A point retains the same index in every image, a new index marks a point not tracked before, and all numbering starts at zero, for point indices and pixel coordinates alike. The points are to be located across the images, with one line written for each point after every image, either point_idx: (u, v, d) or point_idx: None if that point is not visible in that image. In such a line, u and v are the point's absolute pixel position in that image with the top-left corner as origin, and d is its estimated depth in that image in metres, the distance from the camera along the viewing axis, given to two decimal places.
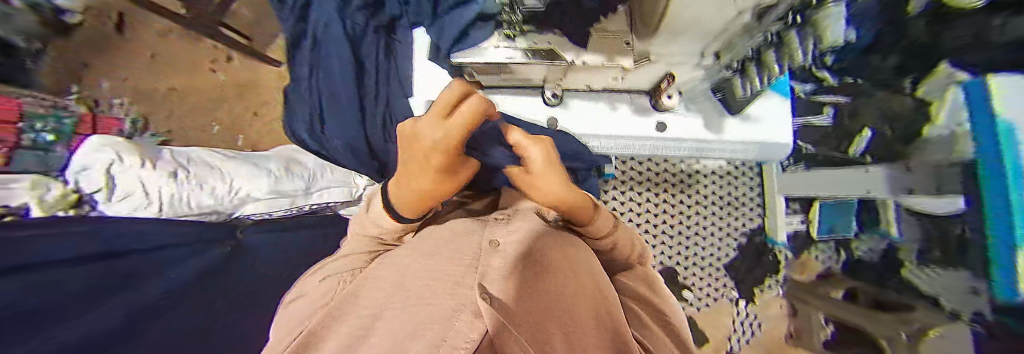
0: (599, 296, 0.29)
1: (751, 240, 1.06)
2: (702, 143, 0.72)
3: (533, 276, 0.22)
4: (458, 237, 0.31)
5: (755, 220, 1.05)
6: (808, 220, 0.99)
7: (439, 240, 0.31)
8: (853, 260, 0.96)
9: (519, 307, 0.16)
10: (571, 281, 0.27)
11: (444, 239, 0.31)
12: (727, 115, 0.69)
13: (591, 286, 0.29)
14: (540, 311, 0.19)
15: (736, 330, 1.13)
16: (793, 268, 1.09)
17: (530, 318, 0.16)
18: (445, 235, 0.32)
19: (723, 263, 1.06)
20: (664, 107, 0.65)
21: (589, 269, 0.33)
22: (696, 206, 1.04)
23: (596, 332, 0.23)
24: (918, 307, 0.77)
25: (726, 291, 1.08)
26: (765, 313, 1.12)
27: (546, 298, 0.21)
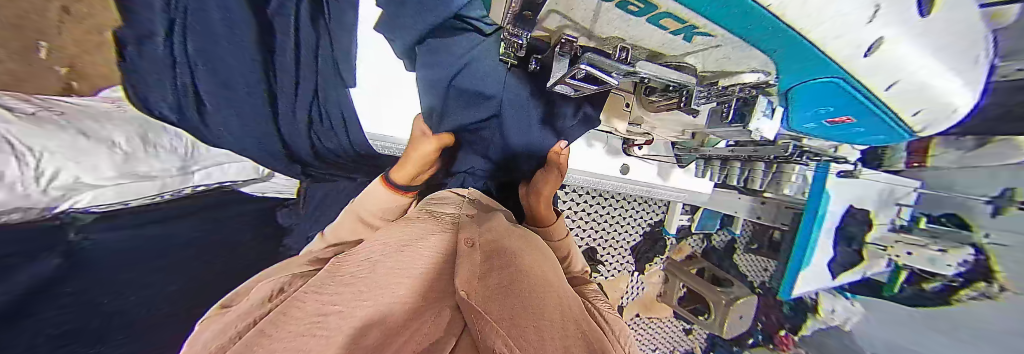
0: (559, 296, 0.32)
1: (653, 229, 1.26)
2: (654, 187, 0.82)
3: (511, 282, 0.30)
4: (475, 235, 0.40)
5: (658, 215, 1.25)
6: (692, 218, 1.23)
7: (402, 239, 0.37)
8: (712, 248, 1.31)
9: (491, 306, 0.25)
10: (537, 282, 0.32)
11: (409, 238, 0.37)
12: (676, 168, 0.81)
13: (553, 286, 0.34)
14: (512, 304, 0.27)
15: (627, 292, 1.29)
16: (672, 251, 1.32)
17: (502, 313, 0.25)
18: (411, 233, 0.38)
19: (630, 245, 1.24)
20: (631, 152, 0.74)
21: (545, 267, 0.39)
22: (619, 199, 1.15)
23: (558, 307, 0.29)
24: (735, 283, 1.17)
25: (626, 266, 1.26)
26: (648, 281, 1.34)
27: (521, 292, 0.29)
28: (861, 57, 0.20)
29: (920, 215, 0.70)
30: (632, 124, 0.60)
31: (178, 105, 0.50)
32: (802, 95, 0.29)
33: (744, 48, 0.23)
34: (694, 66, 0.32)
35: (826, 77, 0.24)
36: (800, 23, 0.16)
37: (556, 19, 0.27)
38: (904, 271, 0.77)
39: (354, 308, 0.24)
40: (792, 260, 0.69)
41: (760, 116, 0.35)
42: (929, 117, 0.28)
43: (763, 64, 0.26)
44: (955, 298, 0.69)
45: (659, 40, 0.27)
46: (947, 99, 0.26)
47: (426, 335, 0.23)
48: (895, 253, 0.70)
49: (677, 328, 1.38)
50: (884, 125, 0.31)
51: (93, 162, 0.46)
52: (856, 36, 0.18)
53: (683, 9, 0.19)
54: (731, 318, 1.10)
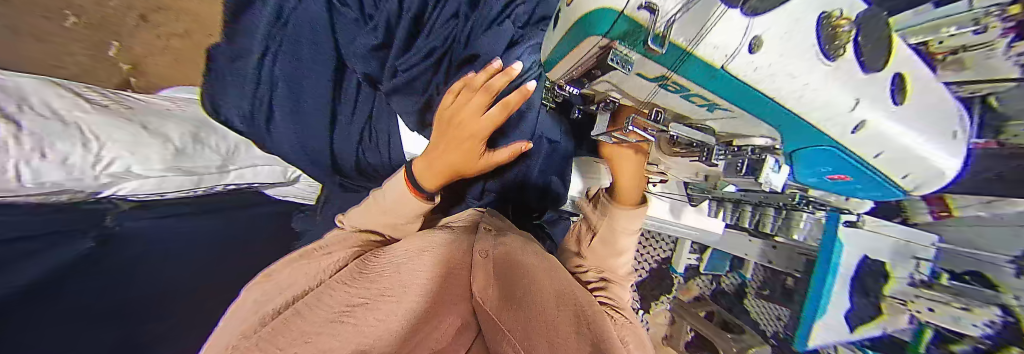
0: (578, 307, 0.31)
1: (661, 266, 1.30)
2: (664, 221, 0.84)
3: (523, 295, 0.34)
4: (489, 239, 0.42)
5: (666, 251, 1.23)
6: (700, 258, 1.20)
7: (423, 242, 0.39)
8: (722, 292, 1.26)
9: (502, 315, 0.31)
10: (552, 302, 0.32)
11: (428, 243, 0.39)
12: (687, 205, 0.83)
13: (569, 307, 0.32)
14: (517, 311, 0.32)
15: None
16: (680, 291, 1.27)
17: (508, 322, 0.30)
18: (429, 236, 0.41)
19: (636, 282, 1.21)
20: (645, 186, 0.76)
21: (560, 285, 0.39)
22: None
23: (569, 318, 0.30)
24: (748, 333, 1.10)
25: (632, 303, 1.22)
26: (655, 322, 1.27)
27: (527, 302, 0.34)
28: (850, 135, 0.18)
29: None
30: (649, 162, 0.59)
31: (250, 115, 0.57)
32: (805, 158, 0.27)
33: (757, 122, 0.23)
34: (712, 129, 0.31)
35: (823, 148, 0.21)
36: (798, 109, 0.16)
37: (604, 85, 0.29)
38: None
39: (380, 301, 0.31)
40: (801, 308, 0.67)
41: (770, 172, 0.29)
42: (932, 187, 0.26)
43: (771, 133, 0.25)
44: None
45: (685, 108, 0.27)
46: (938, 165, 0.21)
47: (439, 339, 0.32)
48: None
49: None
50: (887, 188, 0.30)
51: (145, 153, 0.48)
52: (844, 119, 0.17)
53: (707, 92, 0.19)
54: None
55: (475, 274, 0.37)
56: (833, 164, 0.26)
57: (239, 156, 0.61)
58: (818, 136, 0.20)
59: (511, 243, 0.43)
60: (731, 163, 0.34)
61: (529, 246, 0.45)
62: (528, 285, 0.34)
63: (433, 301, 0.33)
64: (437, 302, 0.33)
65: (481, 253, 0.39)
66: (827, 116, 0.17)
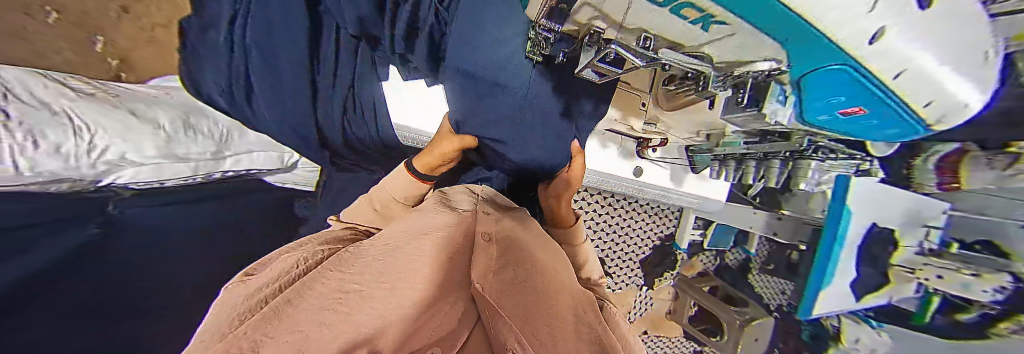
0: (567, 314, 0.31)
1: (664, 242, 1.21)
2: (667, 192, 0.82)
3: (521, 282, 0.31)
4: (494, 232, 0.41)
5: (669, 227, 1.21)
6: (704, 233, 1.18)
7: (420, 227, 0.37)
8: (724, 265, 1.25)
9: (504, 303, 0.26)
10: (539, 291, 0.32)
11: (426, 227, 0.37)
12: (690, 173, 0.80)
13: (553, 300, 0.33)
14: (524, 303, 0.28)
15: (635, 307, 1.24)
16: (683, 266, 1.26)
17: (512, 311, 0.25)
18: (430, 221, 0.39)
19: (638, 258, 1.19)
20: (646, 156, 0.73)
21: (553, 268, 0.40)
22: (629, 209, 1.13)
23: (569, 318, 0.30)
24: (751, 305, 1.10)
25: (635, 279, 1.21)
26: (658, 297, 1.28)
27: (528, 292, 0.30)
28: (865, 44, 0.19)
29: (954, 241, 0.69)
30: (647, 123, 0.61)
31: (228, 91, 0.53)
32: (812, 84, 0.29)
33: (758, 36, 0.23)
34: (711, 57, 0.31)
35: (835, 64, 0.23)
36: (812, 10, 0.16)
37: (588, 11, 0.28)
38: (936, 300, 0.76)
39: (374, 287, 0.27)
40: (812, 274, 0.66)
41: (772, 103, 0.36)
42: (942, 110, 0.27)
43: (774, 54, 0.26)
44: (993, 332, 0.69)
45: (678, 30, 0.26)
46: (956, 92, 0.25)
47: (439, 323, 0.23)
48: (924, 277, 0.67)
49: (687, 349, 1.31)
50: (898, 119, 0.30)
51: (138, 141, 0.48)
52: (858, 24, 0.18)
53: (702, 0, 0.19)
54: (747, 341, 1.04)
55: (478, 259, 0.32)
56: (843, 90, 0.27)
57: (233, 141, 0.63)
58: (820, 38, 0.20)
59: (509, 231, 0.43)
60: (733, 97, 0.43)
61: (524, 231, 0.46)
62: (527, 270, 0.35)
63: (441, 282, 0.28)
64: (444, 283, 0.28)
65: (485, 238, 0.38)
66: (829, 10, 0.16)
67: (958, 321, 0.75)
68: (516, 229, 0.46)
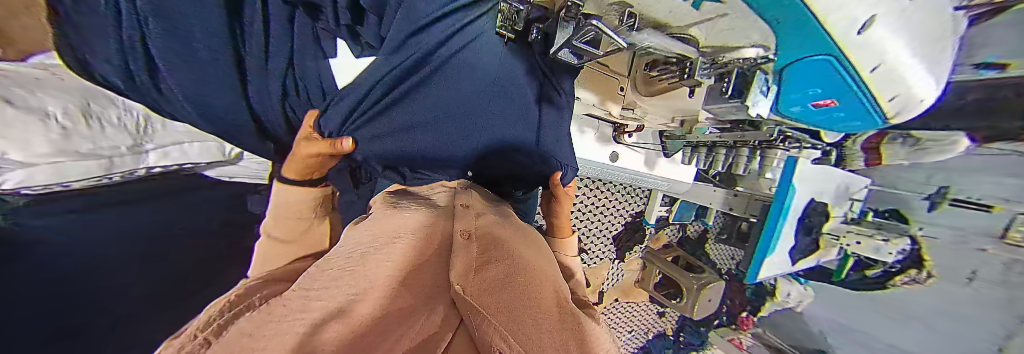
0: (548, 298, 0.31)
1: (634, 219, 1.28)
2: (640, 175, 0.84)
3: (507, 280, 0.30)
4: (475, 227, 0.38)
5: (640, 206, 1.26)
6: (670, 209, 1.25)
7: (398, 230, 0.35)
8: (686, 237, 1.37)
9: (490, 302, 0.24)
10: (528, 286, 0.31)
11: (403, 231, 0.34)
12: (662, 157, 0.83)
13: (538, 287, 0.32)
14: (510, 299, 0.26)
15: (608, 278, 1.34)
16: (651, 240, 1.36)
17: (498, 309, 0.24)
18: (403, 224, 0.36)
19: (611, 235, 1.26)
20: (623, 140, 0.74)
21: (527, 254, 0.39)
22: (602, 191, 1.16)
23: (542, 303, 0.30)
24: (707, 271, 1.23)
25: (608, 254, 1.29)
26: (628, 269, 1.38)
27: (513, 290, 0.28)
28: (854, 36, 0.19)
29: (869, 210, 0.79)
30: (625, 108, 0.59)
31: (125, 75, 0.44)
32: (792, 74, 0.29)
33: (748, 17, 0.22)
34: (697, 39, 0.30)
35: (821, 56, 0.23)
36: None
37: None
38: (853, 260, 0.87)
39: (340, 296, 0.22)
40: (762, 241, 0.74)
41: (756, 94, 0.33)
42: (905, 109, 0.30)
43: (764, 39, 0.25)
44: (890, 283, 0.84)
45: (664, 9, 0.24)
46: (919, 94, 0.28)
47: (422, 329, 0.22)
48: (846, 242, 0.76)
49: (651, 310, 1.47)
50: (863, 114, 0.32)
51: (22, 137, 0.42)
52: (853, 11, 0.17)
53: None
54: (702, 302, 1.17)
55: (457, 258, 0.30)
56: (816, 83, 0.28)
57: (153, 134, 0.57)
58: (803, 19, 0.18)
59: (485, 227, 0.40)
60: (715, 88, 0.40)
61: (505, 225, 0.45)
62: (510, 263, 0.33)
63: (404, 282, 0.27)
64: (410, 284, 0.27)
65: (465, 235, 0.35)
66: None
67: (865, 275, 0.87)
68: (488, 222, 0.43)
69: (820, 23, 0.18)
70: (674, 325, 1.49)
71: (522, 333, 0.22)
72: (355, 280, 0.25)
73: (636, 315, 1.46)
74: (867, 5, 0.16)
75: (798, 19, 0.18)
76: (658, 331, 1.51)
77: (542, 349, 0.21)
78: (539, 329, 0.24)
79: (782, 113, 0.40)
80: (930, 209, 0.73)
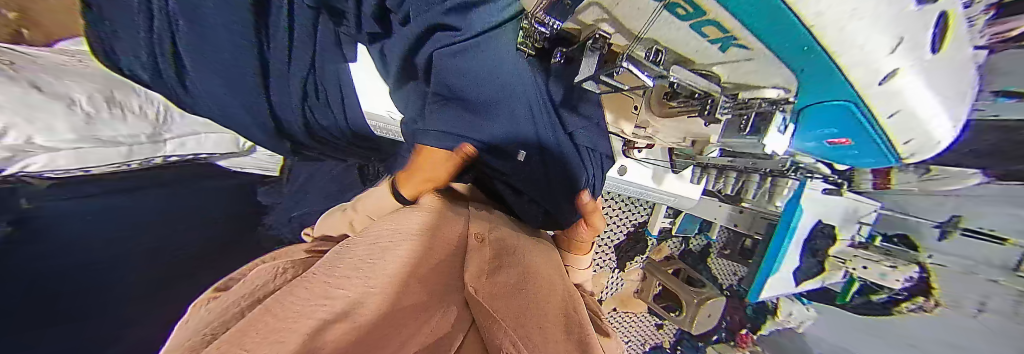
0: (558, 303, 0.33)
1: (637, 230, 1.27)
2: (646, 189, 0.84)
3: (516, 284, 0.31)
4: (488, 231, 0.40)
5: (643, 217, 1.26)
6: (674, 221, 1.24)
7: (405, 226, 0.35)
8: (688, 251, 1.36)
9: (501, 307, 0.26)
10: (538, 291, 0.32)
11: (412, 227, 0.35)
12: (670, 173, 0.83)
13: (547, 290, 0.34)
14: (518, 303, 0.28)
15: (607, 287, 1.34)
16: (653, 251, 1.35)
17: (508, 312, 0.26)
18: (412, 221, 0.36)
19: (612, 244, 1.26)
20: (632, 154, 0.74)
21: (530, 255, 0.40)
22: (606, 200, 1.15)
23: (552, 307, 0.31)
24: (708, 287, 1.22)
25: (608, 263, 1.29)
26: (628, 279, 1.37)
27: (521, 293, 0.30)
28: (876, 85, 0.20)
29: (878, 234, 0.82)
30: (638, 127, 0.56)
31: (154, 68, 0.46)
32: (810, 117, 0.30)
33: (774, 65, 0.22)
34: (718, 76, 0.29)
35: (840, 100, 0.24)
36: (835, 48, 0.16)
37: (594, 12, 0.26)
38: (857, 284, 0.86)
39: (353, 294, 0.23)
40: (767, 260, 0.73)
41: (773, 133, 0.31)
42: (919, 153, 0.32)
43: (785, 82, 0.25)
44: (897, 310, 0.81)
45: (688, 46, 0.24)
46: (935, 139, 0.29)
47: (434, 329, 0.25)
48: (853, 266, 0.76)
49: (649, 322, 1.46)
50: (880, 155, 0.34)
51: (47, 122, 0.45)
52: (878, 65, 0.18)
53: (729, 17, 0.17)
54: (701, 317, 1.16)
55: (469, 265, 0.32)
56: (840, 126, 0.29)
57: (172, 123, 0.59)
58: (828, 68, 0.19)
59: (499, 231, 0.41)
60: (734, 124, 0.38)
61: (514, 227, 0.46)
62: (518, 266, 0.35)
63: (417, 277, 0.28)
64: (422, 281, 0.29)
65: (475, 240, 0.36)
66: (845, 47, 0.16)
67: (870, 300, 0.86)
68: (500, 225, 0.44)
69: (845, 74, 0.19)
70: (670, 338, 1.48)
71: (533, 334, 0.24)
72: (364, 279, 0.26)
73: (632, 325, 1.45)
74: (897, 54, 0.17)
75: (825, 68, 0.19)
76: (654, 343, 1.49)
77: (552, 346, 0.23)
78: (547, 332, 0.26)
79: (798, 147, 0.41)
80: (941, 238, 0.70)
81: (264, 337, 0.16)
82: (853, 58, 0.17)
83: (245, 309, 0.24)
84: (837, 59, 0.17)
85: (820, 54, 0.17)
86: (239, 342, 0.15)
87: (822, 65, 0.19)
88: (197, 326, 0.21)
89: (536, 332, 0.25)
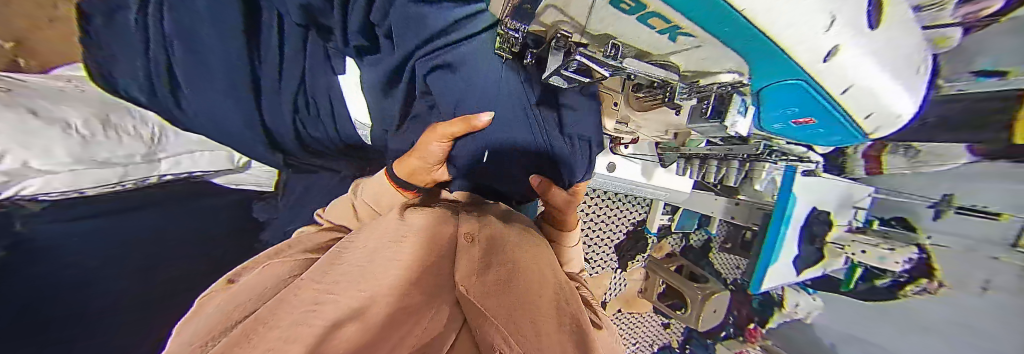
0: (550, 297, 0.33)
1: (636, 228, 1.27)
2: (637, 184, 0.85)
3: (510, 280, 0.32)
4: (481, 228, 0.41)
5: (641, 215, 1.25)
6: (672, 218, 1.24)
7: (392, 232, 0.35)
8: (689, 246, 1.36)
9: (492, 303, 0.27)
10: (531, 285, 0.33)
11: (406, 230, 0.35)
12: (659, 167, 0.83)
13: (541, 285, 0.34)
14: (510, 299, 0.28)
15: (610, 288, 1.33)
16: (653, 249, 1.34)
17: (499, 308, 0.26)
18: (409, 224, 0.37)
19: (612, 244, 1.25)
20: (619, 151, 0.75)
21: (523, 252, 0.40)
22: (603, 199, 1.16)
23: (545, 302, 0.31)
24: (711, 282, 1.21)
25: (609, 264, 1.28)
26: (631, 279, 1.36)
27: (515, 289, 0.30)
28: (821, 63, 0.20)
29: (874, 218, 0.80)
30: (619, 122, 0.57)
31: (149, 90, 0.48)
32: (768, 99, 0.30)
33: (722, 50, 0.23)
34: (677, 66, 0.30)
35: (792, 79, 0.23)
36: (769, 27, 0.16)
37: (553, 14, 0.26)
38: (860, 270, 0.84)
39: (351, 298, 0.24)
40: (764, 249, 0.73)
41: (735, 115, 0.34)
42: (887, 131, 0.33)
43: (739, 66, 0.25)
44: (902, 293, 0.80)
45: (642, 38, 0.25)
46: (900, 117, 0.30)
47: (426, 329, 0.25)
48: (852, 251, 0.75)
49: (655, 322, 1.43)
50: (853, 137, 0.35)
51: (45, 147, 0.45)
52: (818, 42, 0.18)
53: (670, 9, 0.18)
54: (707, 313, 1.14)
55: (461, 264, 0.33)
56: (798, 106, 0.29)
57: (167, 142, 0.61)
58: (770, 50, 0.20)
59: (497, 229, 0.43)
60: (697, 109, 0.40)
61: (510, 225, 0.47)
62: (512, 262, 0.36)
63: (416, 278, 0.29)
64: (421, 281, 0.29)
65: (467, 238, 0.38)
66: (780, 29, 0.16)
67: (874, 286, 0.85)
68: (495, 222, 0.45)
69: (789, 55, 0.20)
70: (678, 337, 1.45)
71: (527, 330, 0.24)
72: (360, 282, 0.26)
73: (639, 326, 1.43)
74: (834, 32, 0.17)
75: (767, 50, 0.20)
76: (662, 343, 1.47)
77: (541, 339, 0.24)
78: (540, 326, 0.26)
79: (766, 130, 0.41)
80: (935, 218, 0.71)
81: (264, 342, 0.16)
82: (791, 39, 0.17)
83: (251, 307, 0.25)
84: (775, 42, 0.18)
85: (758, 37, 0.18)
86: (247, 345, 0.15)
87: (762, 48, 0.19)
88: (198, 330, 0.22)
89: (528, 327, 0.25)
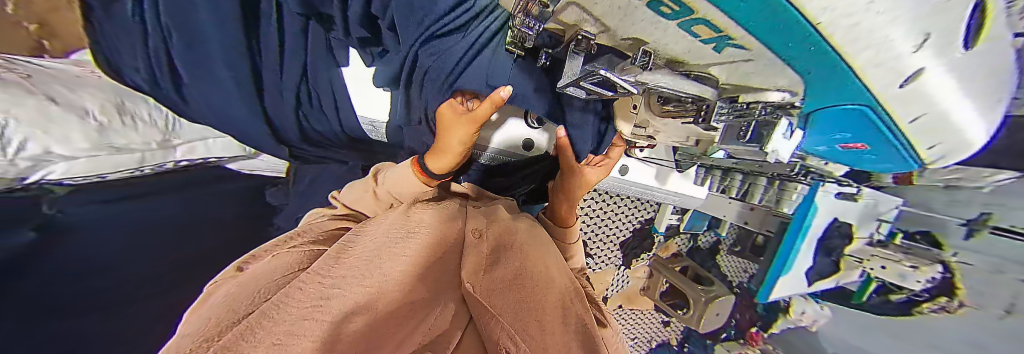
0: (559, 300, 0.33)
1: (644, 226, 1.25)
2: (650, 189, 0.82)
3: (518, 279, 0.32)
4: (490, 225, 0.40)
5: (650, 213, 1.23)
6: (682, 218, 1.21)
7: (398, 227, 0.34)
8: (697, 247, 1.33)
9: (495, 302, 0.27)
10: (541, 288, 0.32)
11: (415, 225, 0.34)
12: (674, 172, 0.81)
13: (554, 288, 0.34)
14: (516, 300, 0.28)
15: (613, 284, 1.33)
16: (659, 248, 1.32)
17: (504, 310, 0.27)
18: (422, 218, 0.37)
19: (618, 241, 1.24)
20: (633, 152, 0.72)
21: (534, 251, 0.40)
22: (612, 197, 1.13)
23: (555, 305, 0.32)
24: (716, 284, 1.19)
25: (614, 260, 1.28)
26: (634, 276, 1.35)
27: (525, 289, 0.31)
28: (897, 87, 0.20)
29: (898, 231, 0.76)
30: (636, 127, 0.52)
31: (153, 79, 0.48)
32: (818, 124, 0.30)
33: (775, 65, 0.21)
34: (715, 79, 0.29)
35: (853, 107, 0.23)
36: (844, 43, 0.15)
37: (574, 12, 0.24)
38: (875, 284, 0.83)
39: (358, 291, 0.23)
40: (777, 259, 0.71)
41: (778, 139, 0.28)
42: (949, 155, 0.31)
43: (792, 84, 0.24)
44: (916, 310, 0.78)
45: (679, 48, 0.23)
46: (965, 141, 0.28)
47: (431, 328, 0.27)
48: (870, 266, 0.72)
49: (656, 319, 1.44)
50: (904, 162, 0.33)
51: (64, 132, 0.46)
52: (899, 63, 0.17)
53: (722, 16, 0.16)
54: (709, 315, 1.13)
55: (467, 261, 0.32)
56: (850, 131, 0.29)
57: (180, 131, 0.65)
58: (837, 68, 0.18)
59: (512, 228, 0.42)
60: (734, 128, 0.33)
61: (520, 223, 0.46)
62: (522, 257, 0.36)
63: (421, 277, 0.29)
64: (426, 279, 0.30)
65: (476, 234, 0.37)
66: (857, 39, 0.14)
67: (888, 300, 0.82)
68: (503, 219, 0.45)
69: (858, 71, 0.18)
70: (678, 335, 1.45)
71: (525, 336, 0.25)
72: (370, 275, 0.26)
73: (639, 322, 1.44)
74: (917, 48, 0.16)
75: (833, 67, 0.18)
76: (661, 340, 1.48)
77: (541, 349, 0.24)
78: (544, 330, 0.27)
79: (809, 151, 0.41)
80: (966, 237, 0.67)
81: (278, 331, 0.16)
82: (866, 53, 0.16)
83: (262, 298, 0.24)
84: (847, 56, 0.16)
85: (827, 50, 0.16)
86: (257, 333, 0.16)
87: (829, 64, 0.18)
88: (204, 316, 0.22)
89: (528, 332, 0.26)
